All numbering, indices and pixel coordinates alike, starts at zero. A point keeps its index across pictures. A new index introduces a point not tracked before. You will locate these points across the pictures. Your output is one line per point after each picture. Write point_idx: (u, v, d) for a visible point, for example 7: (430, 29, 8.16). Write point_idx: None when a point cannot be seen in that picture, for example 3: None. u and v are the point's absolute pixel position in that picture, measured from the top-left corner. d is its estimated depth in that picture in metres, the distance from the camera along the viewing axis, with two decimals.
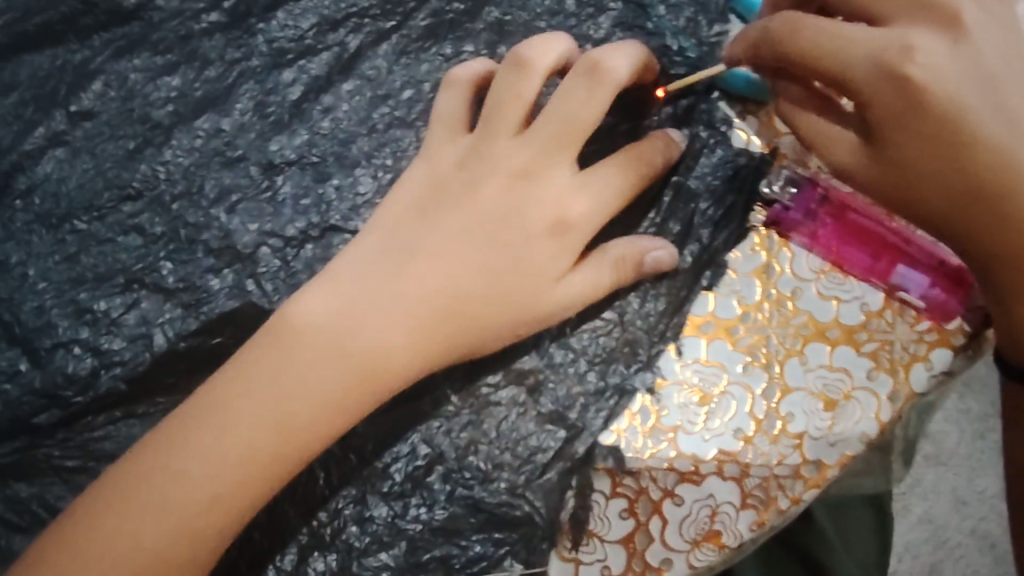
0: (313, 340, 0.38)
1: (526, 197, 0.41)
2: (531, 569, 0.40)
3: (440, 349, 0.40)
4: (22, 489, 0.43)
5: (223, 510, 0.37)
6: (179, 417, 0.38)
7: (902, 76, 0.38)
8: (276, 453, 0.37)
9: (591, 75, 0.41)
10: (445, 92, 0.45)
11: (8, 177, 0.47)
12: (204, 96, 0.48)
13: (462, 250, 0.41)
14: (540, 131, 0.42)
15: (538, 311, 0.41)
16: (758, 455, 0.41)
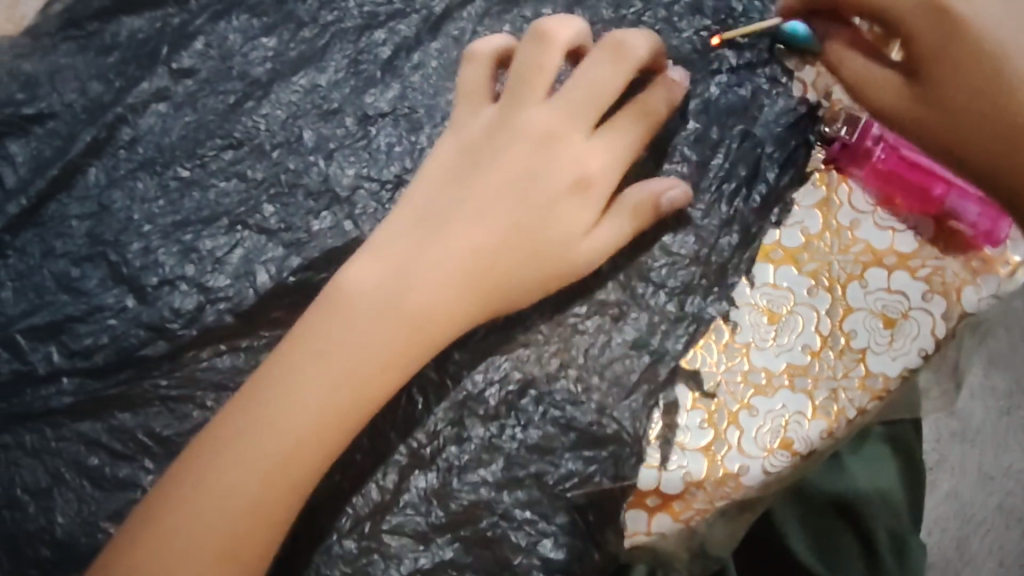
0: (366, 308, 0.40)
1: (552, 155, 0.43)
2: (619, 482, 0.43)
3: (481, 308, 0.42)
4: (128, 419, 0.48)
5: (292, 479, 0.38)
6: (243, 396, 0.39)
7: (943, 10, 0.38)
8: (342, 413, 0.39)
9: (616, 54, 0.44)
10: (468, 66, 0.47)
11: (114, 129, 0.52)
12: (300, 55, 0.52)
13: (495, 212, 0.42)
14: (566, 95, 0.44)
15: (568, 266, 0.43)
16: (825, 368, 0.45)
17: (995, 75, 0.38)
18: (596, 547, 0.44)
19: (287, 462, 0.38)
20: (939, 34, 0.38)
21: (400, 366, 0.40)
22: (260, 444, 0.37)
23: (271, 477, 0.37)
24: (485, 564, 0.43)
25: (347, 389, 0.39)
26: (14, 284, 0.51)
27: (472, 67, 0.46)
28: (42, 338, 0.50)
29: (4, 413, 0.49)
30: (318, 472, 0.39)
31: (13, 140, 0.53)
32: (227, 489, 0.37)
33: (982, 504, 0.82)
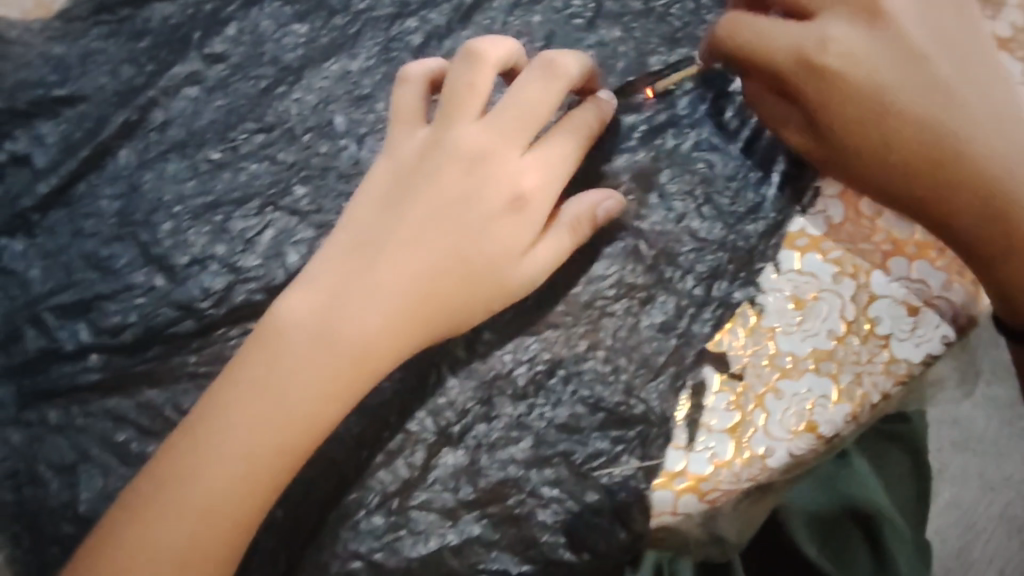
0: (299, 340, 0.41)
1: (485, 178, 0.44)
2: (646, 461, 0.44)
3: (423, 330, 0.42)
4: (156, 396, 0.49)
5: (236, 500, 0.39)
6: (182, 432, 0.40)
7: (819, 65, 0.43)
8: (282, 443, 0.40)
9: (547, 71, 0.44)
10: (402, 87, 0.46)
11: (146, 111, 0.53)
12: (331, 42, 0.53)
13: (430, 235, 0.43)
14: (496, 116, 0.44)
15: (511, 285, 0.44)
16: (849, 353, 0.45)
17: (884, 108, 0.43)
18: (624, 527, 0.44)
19: (226, 495, 0.39)
20: (828, 87, 0.43)
21: (351, 389, 0.41)
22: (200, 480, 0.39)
23: (211, 513, 0.39)
24: (512, 541, 0.44)
25: (288, 421, 0.40)
26: (43, 262, 0.52)
27: (403, 91, 0.46)
28: (71, 315, 0.51)
29: (31, 388, 0.50)
30: (264, 497, 0.40)
31: (44, 121, 0.54)
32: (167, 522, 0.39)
33: (985, 512, 0.83)
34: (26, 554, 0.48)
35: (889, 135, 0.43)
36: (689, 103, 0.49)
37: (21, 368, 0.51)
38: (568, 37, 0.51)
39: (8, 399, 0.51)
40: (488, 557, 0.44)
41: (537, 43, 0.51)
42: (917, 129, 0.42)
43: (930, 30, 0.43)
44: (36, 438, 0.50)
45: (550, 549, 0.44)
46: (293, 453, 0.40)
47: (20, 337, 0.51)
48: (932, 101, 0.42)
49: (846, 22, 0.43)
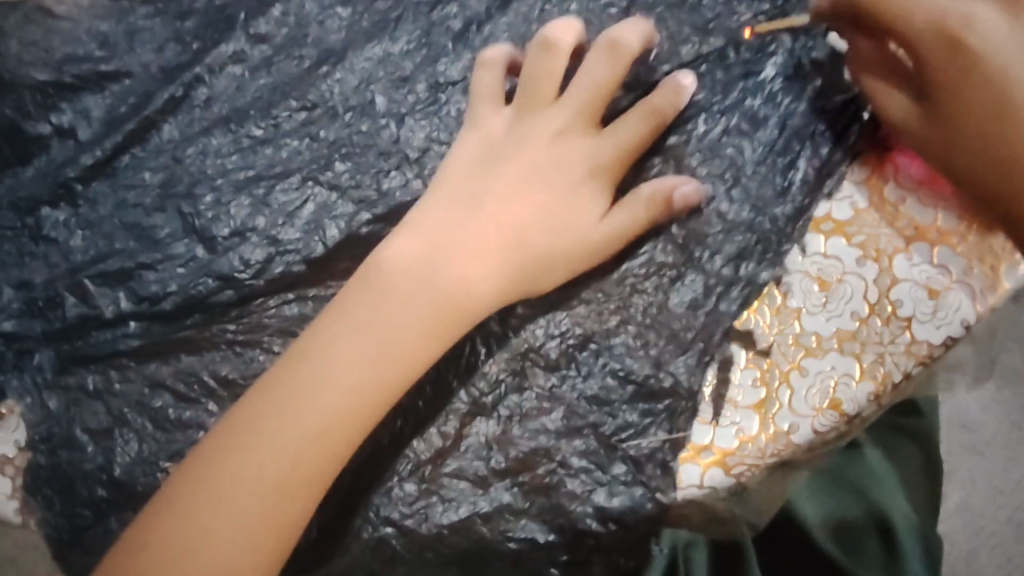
0: (396, 289, 0.42)
1: (565, 147, 0.46)
2: (674, 435, 0.45)
3: (509, 286, 0.44)
4: (193, 362, 0.50)
5: (330, 440, 0.40)
6: (277, 375, 0.41)
7: (959, 41, 0.40)
8: (375, 389, 0.41)
9: (612, 50, 0.46)
10: (481, 70, 0.49)
11: (190, 88, 0.55)
12: (373, 25, 0.54)
13: (519, 197, 0.45)
14: (575, 92, 0.46)
15: (589, 247, 0.45)
16: (872, 334, 0.46)
17: (1000, 105, 0.40)
18: (653, 500, 0.45)
19: (318, 438, 0.40)
20: (954, 65, 0.40)
21: (441, 340, 0.42)
22: (294, 422, 0.40)
23: (304, 452, 0.40)
24: (541, 510, 0.45)
25: (382, 368, 0.41)
26: (84, 232, 0.54)
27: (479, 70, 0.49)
28: (111, 284, 0.52)
29: (70, 352, 0.52)
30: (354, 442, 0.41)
31: (90, 95, 0.56)
32: (261, 456, 0.40)
33: (993, 517, 0.83)
34: (58, 515, 0.49)
35: (999, 125, 0.40)
36: (721, 90, 0.50)
37: (59, 332, 0.52)
38: (603, 25, 0.52)
39: (46, 364, 0.52)
40: (518, 525, 0.45)
41: None
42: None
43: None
44: (73, 402, 0.51)
45: (579, 519, 0.45)
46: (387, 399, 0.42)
47: (60, 303, 0.53)
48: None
49: (996, 7, 0.40)
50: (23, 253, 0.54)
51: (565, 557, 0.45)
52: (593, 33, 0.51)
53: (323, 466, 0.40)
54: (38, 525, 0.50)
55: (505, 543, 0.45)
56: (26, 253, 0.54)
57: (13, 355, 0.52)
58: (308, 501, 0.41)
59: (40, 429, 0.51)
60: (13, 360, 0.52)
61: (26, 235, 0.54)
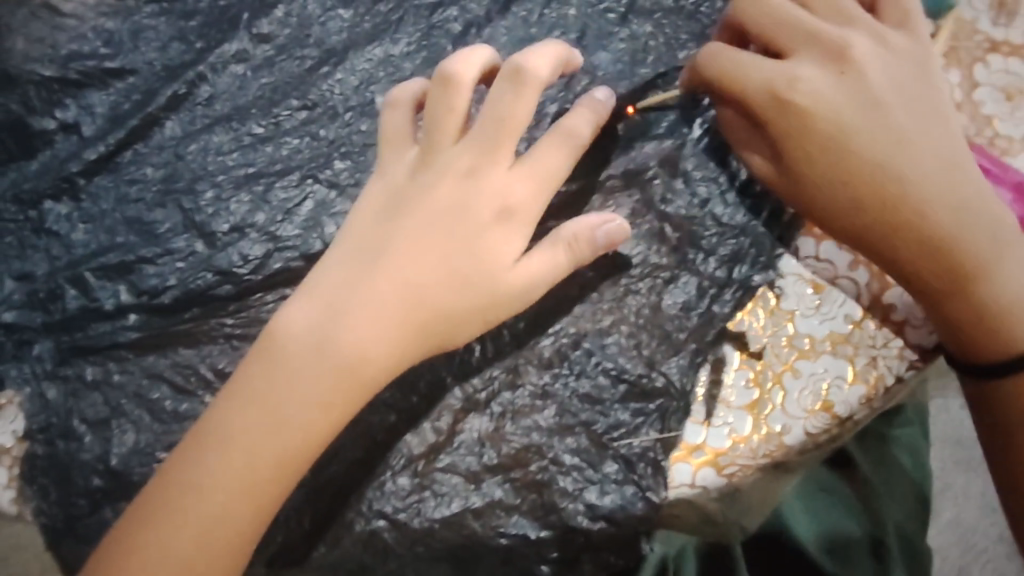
0: (294, 355, 0.41)
1: (472, 191, 0.43)
2: (666, 434, 0.46)
3: (416, 342, 0.42)
4: (191, 355, 0.51)
5: (233, 517, 0.39)
6: (180, 453, 0.40)
7: (786, 100, 0.44)
8: (278, 455, 0.40)
9: (514, 80, 0.42)
10: (390, 111, 0.46)
11: (193, 86, 0.55)
12: (374, 27, 0.55)
13: (425, 249, 0.42)
14: (479, 132, 0.43)
15: (504, 295, 0.42)
16: (865, 337, 0.48)
17: (840, 149, 0.44)
18: (643, 499, 0.45)
19: (224, 510, 0.39)
20: (784, 121, 0.44)
21: (344, 400, 0.41)
22: (196, 498, 0.39)
23: (209, 527, 0.39)
24: (533, 507, 0.46)
25: (282, 431, 0.40)
26: (86, 225, 0.54)
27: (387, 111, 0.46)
28: (111, 276, 0.53)
29: (69, 344, 0.52)
30: (263, 513, 0.40)
31: (95, 92, 0.56)
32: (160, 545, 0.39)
33: (983, 532, 0.84)
34: (53, 505, 0.50)
35: (851, 175, 0.43)
36: None
37: (60, 324, 0.53)
38: (602, 30, 0.53)
39: (46, 354, 0.53)
40: (509, 521, 0.46)
41: (573, 34, 0.53)
42: (878, 170, 0.43)
43: (897, 78, 0.44)
44: (71, 393, 0.51)
45: (569, 516, 0.45)
46: (289, 472, 0.40)
47: (61, 296, 0.53)
48: (891, 146, 0.43)
49: (819, 67, 0.44)
50: (24, 245, 0.55)
51: (555, 554, 0.46)
52: (590, 38, 0.52)
53: (233, 541, 0.39)
54: (32, 514, 0.50)
55: (496, 538, 0.46)
56: (27, 246, 0.55)
57: (13, 346, 0.53)
58: None
59: (37, 419, 0.51)
60: (13, 350, 0.53)
61: (28, 227, 0.55)
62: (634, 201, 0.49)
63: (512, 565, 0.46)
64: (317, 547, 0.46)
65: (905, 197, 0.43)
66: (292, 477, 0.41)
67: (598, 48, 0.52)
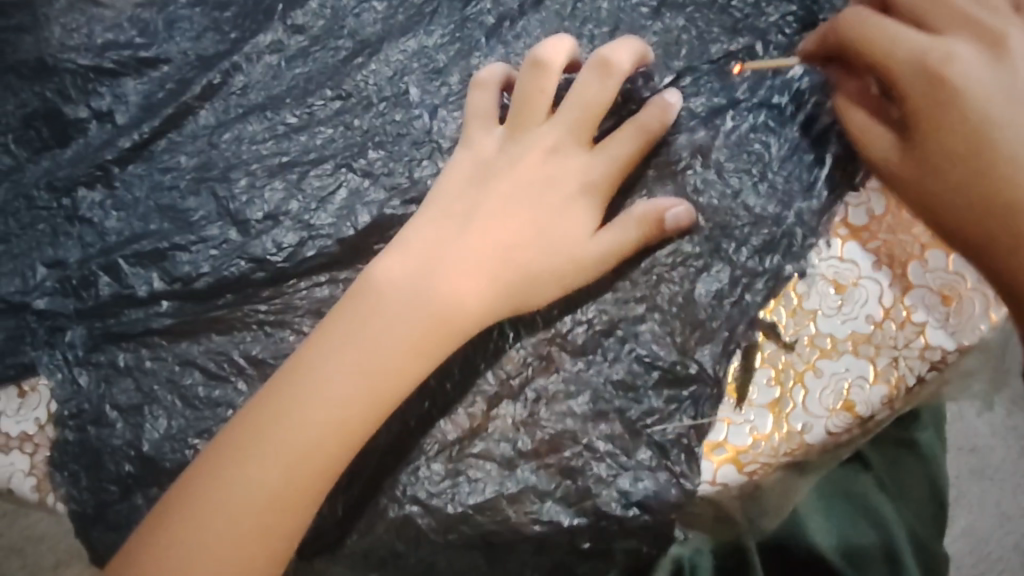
0: (390, 302, 0.43)
1: (556, 168, 0.47)
2: (699, 420, 0.46)
3: (499, 303, 0.45)
4: (223, 341, 0.51)
5: (324, 452, 0.42)
6: (277, 384, 0.43)
7: (941, 76, 0.41)
8: (368, 399, 0.42)
9: (602, 69, 0.47)
10: (477, 91, 0.50)
11: (228, 76, 0.56)
12: (408, 19, 0.55)
13: (511, 215, 0.46)
14: (568, 113, 0.47)
15: (579, 264, 0.45)
16: (886, 338, 0.48)
17: (983, 136, 0.40)
18: (676, 485, 0.45)
19: (315, 441, 0.42)
20: (936, 96, 0.41)
21: (432, 353, 0.43)
22: (290, 429, 0.42)
23: (301, 454, 0.41)
24: (566, 494, 0.46)
25: (371, 375, 0.42)
26: (119, 213, 0.55)
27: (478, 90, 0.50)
28: (145, 263, 0.53)
29: (102, 330, 0.52)
30: (348, 454, 0.43)
31: (129, 80, 0.57)
32: (255, 468, 0.41)
33: (998, 540, 0.84)
34: (83, 490, 0.50)
35: (974, 166, 0.41)
36: (749, 87, 0.51)
37: (93, 311, 0.53)
38: (633, 23, 0.53)
39: (78, 341, 0.53)
40: (542, 508, 0.46)
41: (605, 28, 0.53)
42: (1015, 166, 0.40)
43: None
44: (103, 378, 0.52)
45: (603, 503, 0.45)
46: (379, 417, 0.43)
47: (93, 283, 0.53)
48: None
49: (971, 48, 0.41)
50: (58, 232, 0.55)
51: (588, 544, 0.46)
52: (623, 31, 0.53)
53: (318, 471, 0.42)
54: (62, 499, 0.50)
55: (530, 526, 0.45)
56: (61, 233, 0.55)
57: (45, 332, 0.53)
58: (302, 512, 0.42)
59: (69, 405, 0.51)
60: (44, 336, 0.53)
61: (61, 215, 0.55)
62: (667, 192, 0.49)
63: (544, 555, 0.46)
64: (350, 534, 0.47)
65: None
66: (376, 422, 0.43)
67: None
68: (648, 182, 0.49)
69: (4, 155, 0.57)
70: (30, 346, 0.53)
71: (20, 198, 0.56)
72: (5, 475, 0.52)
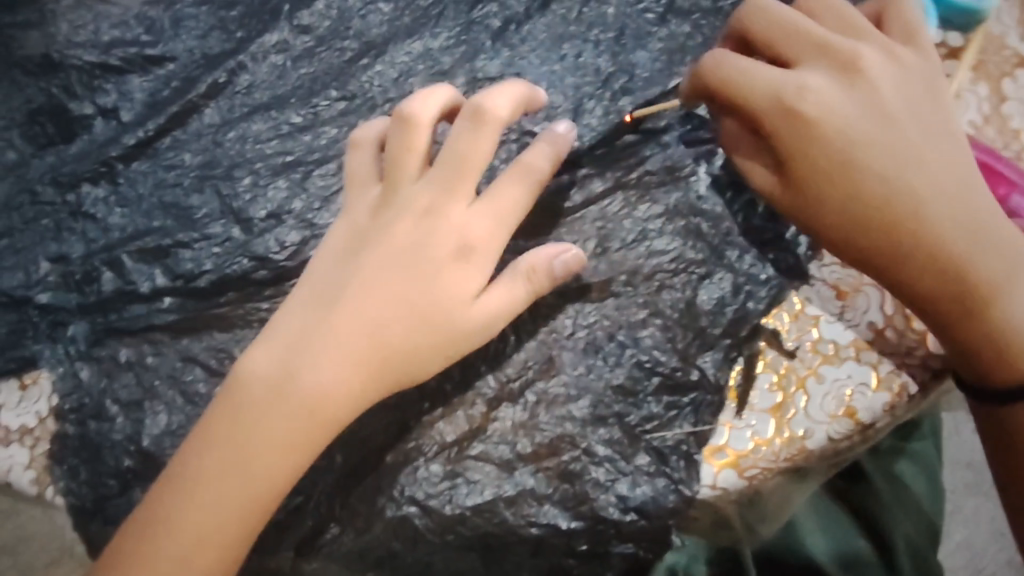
0: (254, 402, 0.41)
1: (430, 231, 0.43)
2: (699, 427, 0.46)
3: (376, 380, 0.42)
4: (225, 338, 0.51)
5: (206, 560, 0.39)
6: (150, 502, 0.40)
7: (795, 110, 0.43)
8: (243, 494, 0.40)
9: (475, 118, 0.42)
10: (354, 152, 0.46)
11: (233, 74, 0.56)
12: (413, 21, 0.56)
13: (387, 285, 0.42)
14: (440, 170, 0.43)
15: (460, 333, 0.42)
16: (889, 344, 0.48)
17: (853, 165, 0.43)
18: (675, 491, 0.46)
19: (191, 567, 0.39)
20: (798, 131, 0.43)
21: (302, 445, 0.41)
22: (162, 557, 0.39)
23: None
24: (564, 497, 0.46)
25: (248, 471, 0.40)
26: (123, 210, 0.55)
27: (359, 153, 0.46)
28: (148, 260, 0.53)
29: (104, 325, 0.53)
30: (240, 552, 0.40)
31: (134, 77, 0.58)
32: None
33: (991, 556, 0.84)
34: (81, 485, 0.50)
35: (853, 190, 0.42)
36: None
37: (96, 306, 0.54)
38: (638, 29, 0.54)
39: (80, 335, 0.53)
40: (540, 511, 0.46)
41: (611, 32, 0.54)
42: (902, 192, 0.42)
43: (902, 82, 0.44)
44: (105, 373, 0.52)
45: (600, 506, 0.46)
46: (258, 511, 0.40)
47: (96, 278, 0.54)
48: (920, 173, 0.42)
49: (828, 77, 0.44)
50: (61, 227, 0.56)
51: (585, 546, 0.46)
52: (627, 38, 0.53)
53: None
54: (59, 493, 0.50)
55: (528, 528, 0.46)
56: (64, 228, 0.55)
57: (47, 326, 0.54)
58: None
59: (69, 399, 0.52)
60: (47, 330, 0.54)
61: (65, 211, 0.56)
62: (671, 199, 0.50)
63: (540, 556, 0.46)
64: (347, 533, 0.47)
65: (926, 223, 0.42)
66: (255, 524, 0.40)
67: (637, 46, 0.53)
68: (651, 187, 0.50)
69: (9, 150, 0.57)
70: (31, 339, 0.54)
71: (24, 193, 0.56)
72: (2, 468, 0.51)
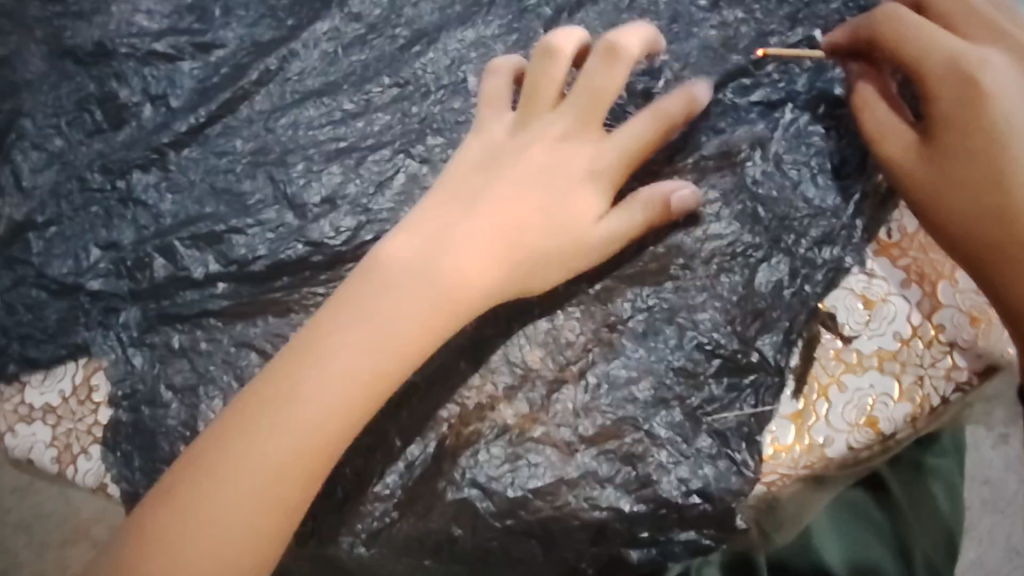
0: (403, 279, 0.43)
1: (566, 150, 0.47)
2: (759, 408, 0.46)
3: (508, 282, 0.45)
4: (280, 323, 0.51)
5: (327, 429, 0.41)
6: (280, 365, 0.42)
7: (970, 75, 0.42)
8: (375, 375, 0.41)
9: (610, 54, 0.47)
10: (491, 75, 0.50)
11: (284, 62, 0.56)
12: (465, 9, 0.56)
13: (521, 195, 0.46)
14: (574, 100, 0.47)
15: (581, 247, 0.46)
16: (914, 356, 0.47)
17: (995, 138, 0.42)
18: (737, 473, 0.46)
19: (313, 435, 0.41)
20: (966, 93, 0.42)
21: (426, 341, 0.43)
22: (290, 415, 0.41)
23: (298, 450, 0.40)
24: (627, 481, 0.46)
25: (390, 351, 0.42)
26: (174, 196, 0.55)
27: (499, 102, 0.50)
28: (201, 246, 0.53)
29: (156, 312, 0.53)
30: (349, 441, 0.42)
31: (184, 65, 0.58)
32: (257, 440, 0.40)
33: None
34: (136, 471, 0.50)
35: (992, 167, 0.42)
36: (808, 80, 0.51)
37: (147, 292, 0.54)
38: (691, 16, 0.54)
39: (132, 322, 0.53)
40: (602, 493, 0.46)
41: (663, 20, 0.54)
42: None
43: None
44: (158, 359, 0.52)
45: (662, 488, 0.45)
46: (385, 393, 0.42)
47: (148, 265, 0.54)
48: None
49: (1006, 60, 0.43)
50: (110, 214, 0.56)
51: (645, 533, 0.46)
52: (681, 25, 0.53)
53: (320, 451, 0.41)
54: (114, 481, 0.51)
55: (590, 511, 0.45)
56: (115, 215, 0.56)
57: (99, 313, 0.54)
58: (297, 493, 0.41)
59: (122, 386, 0.52)
60: (98, 317, 0.54)
61: (115, 198, 0.56)
62: (726, 183, 0.49)
63: (600, 545, 0.46)
64: (407, 518, 0.47)
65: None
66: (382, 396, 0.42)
67: (689, 34, 0.53)
68: (707, 172, 0.50)
69: (57, 136, 0.57)
70: (83, 326, 0.54)
71: (72, 179, 0.57)
72: (27, 445, 0.53)
